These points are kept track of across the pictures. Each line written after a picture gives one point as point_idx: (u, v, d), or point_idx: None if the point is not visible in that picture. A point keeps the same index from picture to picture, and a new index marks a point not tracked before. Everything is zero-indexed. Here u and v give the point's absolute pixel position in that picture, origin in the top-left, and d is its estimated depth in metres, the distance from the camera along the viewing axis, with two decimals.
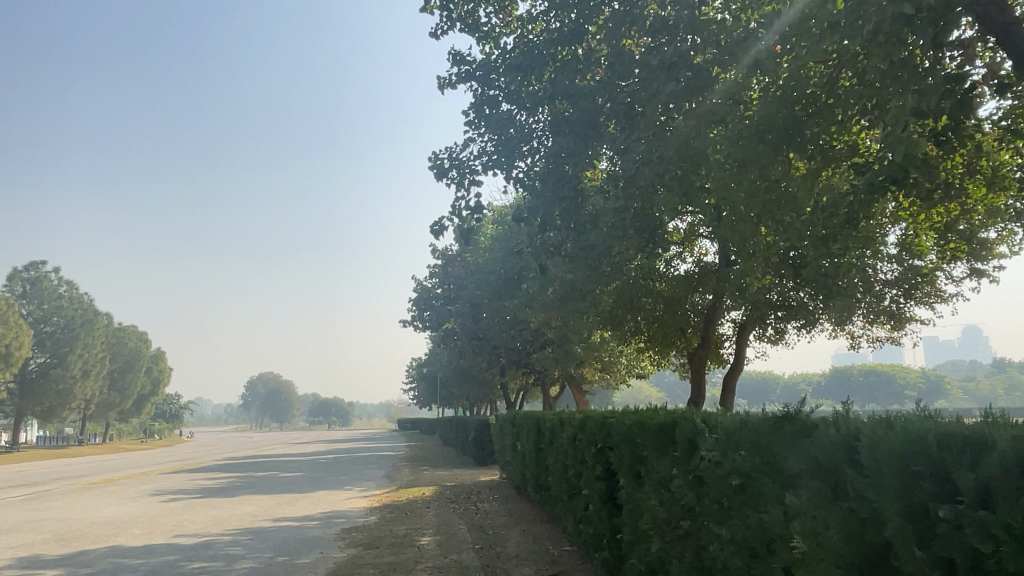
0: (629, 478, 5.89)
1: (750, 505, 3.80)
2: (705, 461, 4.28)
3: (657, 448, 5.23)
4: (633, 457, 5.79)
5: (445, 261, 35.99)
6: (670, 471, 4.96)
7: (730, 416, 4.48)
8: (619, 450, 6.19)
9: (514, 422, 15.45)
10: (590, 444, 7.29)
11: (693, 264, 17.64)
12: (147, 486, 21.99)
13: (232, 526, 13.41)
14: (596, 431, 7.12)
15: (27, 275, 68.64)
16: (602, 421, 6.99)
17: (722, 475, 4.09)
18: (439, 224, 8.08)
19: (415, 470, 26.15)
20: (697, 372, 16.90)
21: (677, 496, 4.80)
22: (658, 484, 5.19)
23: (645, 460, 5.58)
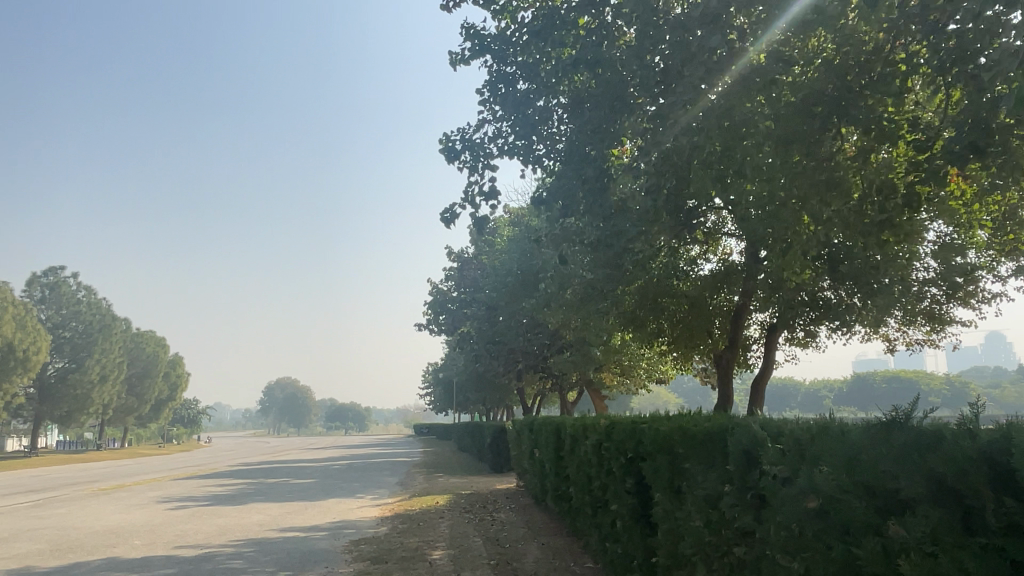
0: (665, 493, 5.21)
1: (833, 535, 3.28)
2: (770, 477, 3.72)
3: (698, 459, 4.61)
4: (669, 470, 5.14)
5: (461, 264, 35.43)
6: (718, 487, 4.32)
7: (796, 422, 3.91)
8: (652, 461, 5.51)
9: (532, 429, 14.77)
10: (619, 453, 6.57)
11: (718, 264, 16.89)
12: (154, 493, 21.49)
13: (235, 537, 12.80)
14: (625, 439, 6.40)
15: (46, 280, 68.91)
16: (632, 428, 6.30)
17: (793, 496, 3.54)
18: (451, 211, 7.36)
19: (430, 477, 25.54)
20: (724, 377, 16.09)
21: (729, 518, 4.19)
22: (701, 502, 4.55)
23: (685, 473, 4.93)
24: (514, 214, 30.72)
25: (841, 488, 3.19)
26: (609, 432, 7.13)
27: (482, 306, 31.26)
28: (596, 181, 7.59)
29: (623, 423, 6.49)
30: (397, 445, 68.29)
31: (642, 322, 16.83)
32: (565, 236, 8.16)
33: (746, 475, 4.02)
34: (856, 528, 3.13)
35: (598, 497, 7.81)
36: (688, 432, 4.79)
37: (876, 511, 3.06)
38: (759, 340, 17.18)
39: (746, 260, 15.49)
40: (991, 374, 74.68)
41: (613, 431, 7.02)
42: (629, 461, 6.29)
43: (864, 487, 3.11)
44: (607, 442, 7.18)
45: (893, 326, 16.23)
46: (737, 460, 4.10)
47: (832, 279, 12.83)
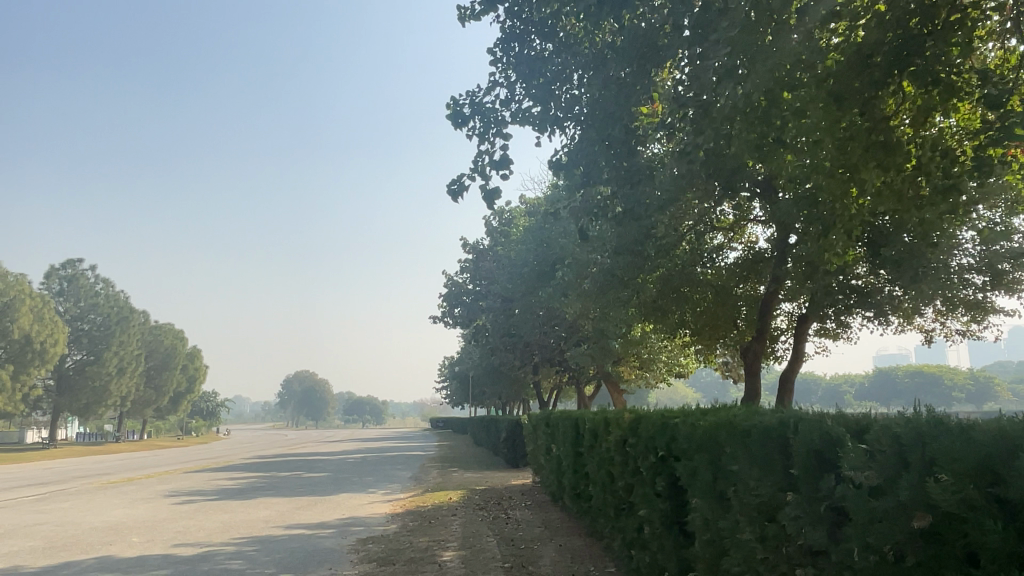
0: (705, 500, 4.68)
1: (952, 569, 2.97)
2: (857, 486, 3.36)
3: (747, 460, 4.19)
4: (707, 471, 4.69)
5: (476, 255, 34.79)
6: (775, 495, 3.95)
7: (880, 418, 3.54)
8: (688, 463, 4.96)
9: (548, 424, 14.09)
10: (648, 452, 5.87)
11: (743, 251, 16.10)
12: (162, 486, 21.04)
13: (238, 534, 12.23)
14: (655, 436, 5.72)
15: (64, 273, 69.29)
16: (664, 420, 5.74)
17: (889, 511, 3.20)
18: (458, 182, 6.68)
19: (443, 472, 24.93)
20: (751, 370, 15.32)
21: (793, 534, 3.79)
22: (750, 507, 4.16)
23: (730, 479, 4.42)
24: (531, 204, 30.02)
25: (968, 504, 2.85)
26: (636, 425, 6.50)
27: (498, 297, 30.60)
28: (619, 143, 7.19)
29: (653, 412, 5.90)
30: (412, 439, 67.87)
31: (665, 312, 16.08)
32: (587, 208, 7.74)
33: (818, 486, 3.63)
34: (987, 557, 2.81)
35: (621, 499, 7.13)
36: (734, 428, 4.36)
37: (1018, 537, 2.73)
38: (788, 331, 16.40)
39: (775, 246, 14.68)
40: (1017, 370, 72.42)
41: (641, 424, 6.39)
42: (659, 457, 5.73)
43: (1002, 505, 2.80)
44: (634, 437, 6.52)
45: (929, 315, 15.37)
46: (803, 465, 3.73)
47: (872, 264, 11.99)
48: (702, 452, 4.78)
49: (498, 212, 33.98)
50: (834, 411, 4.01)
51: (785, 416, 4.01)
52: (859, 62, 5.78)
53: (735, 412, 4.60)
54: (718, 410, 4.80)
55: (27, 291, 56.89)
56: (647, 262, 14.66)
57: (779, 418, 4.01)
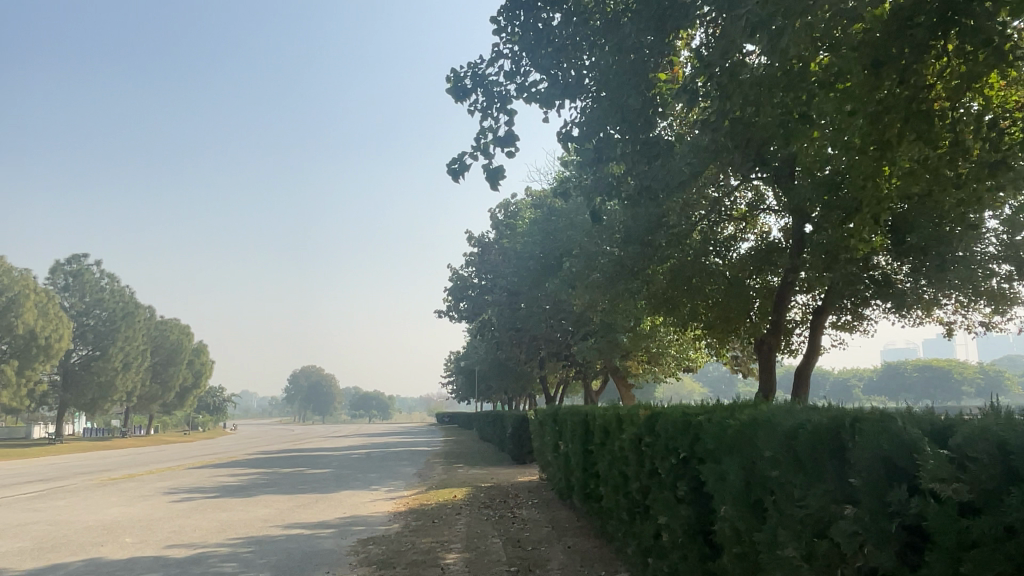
0: (737, 507, 4.50)
1: None
2: (937, 504, 3.00)
3: (793, 467, 3.89)
4: (740, 477, 4.48)
5: (481, 248, 34.33)
6: (826, 507, 3.64)
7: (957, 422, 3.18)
8: (717, 466, 4.82)
9: (556, 420, 13.63)
10: (668, 454, 5.72)
11: (756, 242, 15.54)
12: (162, 483, 20.68)
13: (235, 534, 11.83)
14: (676, 436, 5.57)
15: (69, 268, 69.20)
16: (691, 421, 5.46)
17: (978, 532, 2.86)
18: (460, 159, 6.19)
19: (449, 468, 24.53)
20: (765, 364, 14.84)
21: (851, 554, 3.48)
22: (796, 517, 3.87)
23: (772, 487, 4.16)
24: (536, 196, 29.54)
25: None
26: (655, 425, 6.19)
27: (504, 291, 30.14)
28: (634, 113, 7.16)
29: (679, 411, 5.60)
30: (418, 435, 67.42)
31: (676, 305, 15.58)
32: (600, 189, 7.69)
33: (884, 501, 3.29)
34: None
35: (635, 500, 6.83)
36: (779, 429, 4.06)
37: None
38: (803, 324, 15.89)
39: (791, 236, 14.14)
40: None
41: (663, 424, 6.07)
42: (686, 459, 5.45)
43: None
44: (648, 438, 6.34)
45: (950, 307, 14.85)
46: (862, 472, 3.40)
47: (894, 253, 11.44)
48: (741, 455, 4.49)
49: (503, 204, 33.47)
50: (892, 410, 3.66)
51: (839, 415, 3.71)
52: (898, 27, 5.39)
53: (777, 412, 4.31)
54: (757, 408, 4.50)
55: (32, 287, 56.52)
56: (658, 252, 14.25)
57: (831, 418, 3.71)
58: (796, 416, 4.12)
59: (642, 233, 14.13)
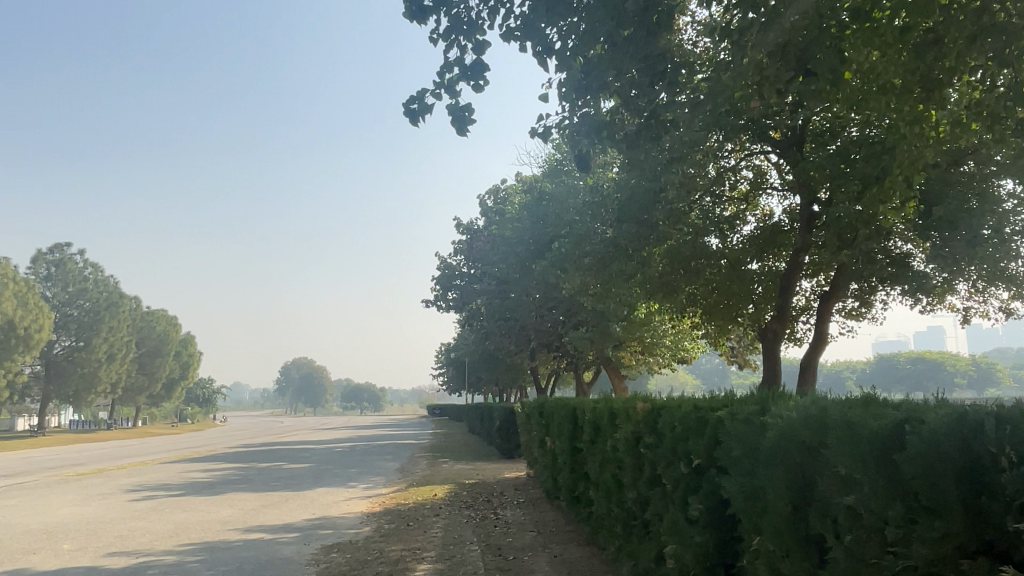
0: (787, 539, 3.67)
1: None
2: None
3: (890, 491, 3.03)
4: (790, 501, 3.65)
5: (470, 236, 33.22)
6: (944, 553, 2.81)
7: None
8: (749, 482, 3.98)
9: (543, 413, 12.58)
10: (677, 459, 4.87)
11: (757, 224, 14.45)
12: (128, 480, 19.45)
13: (187, 540, 10.73)
14: (689, 436, 4.72)
15: (51, 258, 67.48)
16: (709, 419, 4.54)
17: None
18: (420, 92, 5.16)
19: (433, 463, 23.40)
20: (769, 352, 13.83)
21: None
22: (890, 568, 3.02)
23: (840, 518, 3.32)
24: (527, 181, 28.48)
25: None
26: (658, 426, 5.26)
27: (493, 279, 29.11)
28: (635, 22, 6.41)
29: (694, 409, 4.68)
30: (407, 426, 66.39)
31: (674, 289, 14.48)
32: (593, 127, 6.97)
33: None
34: None
35: (629, 512, 5.91)
36: (860, 438, 3.18)
37: None
38: (807, 311, 14.88)
39: (800, 215, 13.09)
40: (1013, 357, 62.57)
41: (668, 423, 5.13)
42: (704, 468, 4.54)
43: None
44: (646, 437, 5.44)
45: (964, 292, 13.89)
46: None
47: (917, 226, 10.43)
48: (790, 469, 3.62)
49: (493, 190, 32.39)
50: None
51: (962, 414, 2.87)
52: None
53: (844, 413, 3.43)
54: (812, 407, 3.61)
55: (10, 276, 55.02)
56: (655, 232, 13.20)
57: (953, 421, 2.85)
58: (880, 414, 3.26)
59: (638, 211, 13.15)
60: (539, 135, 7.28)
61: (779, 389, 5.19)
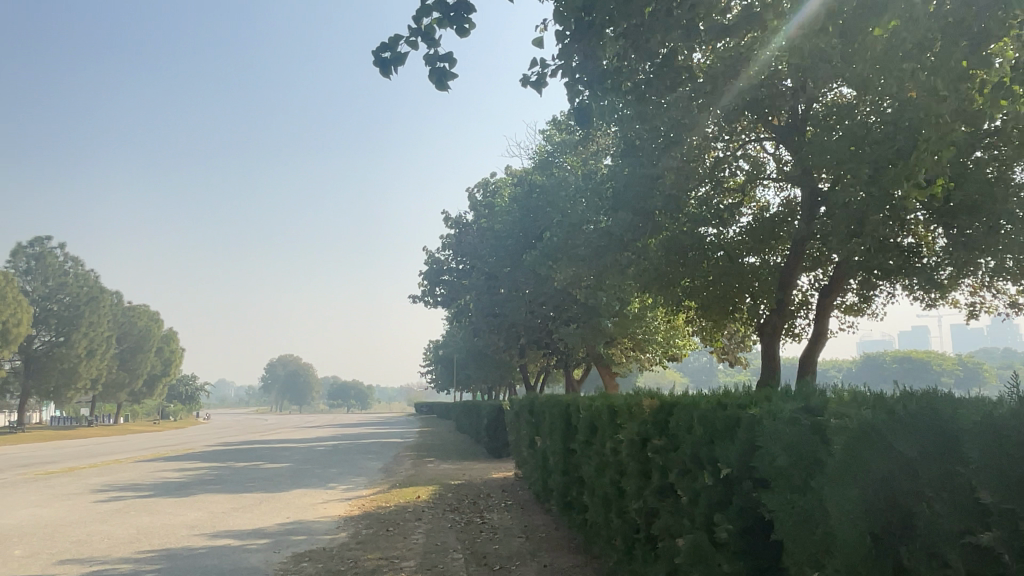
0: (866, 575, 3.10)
1: None
2: None
3: None
4: (870, 524, 3.08)
5: (458, 229, 32.53)
6: None
7: None
8: (806, 499, 3.41)
9: (533, 411, 11.94)
10: (705, 464, 4.29)
11: (754, 214, 13.86)
12: (97, 479, 18.57)
13: (148, 546, 9.97)
14: (722, 440, 4.15)
15: (31, 251, 66.01)
16: (746, 419, 3.97)
17: None
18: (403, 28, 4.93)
19: (418, 462, 22.70)
20: (769, 346, 13.26)
21: None
22: None
23: (951, 554, 2.77)
24: (517, 173, 27.88)
25: None
26: (675, 428, 4.72)
27: (482, 274, 28.42)
28: None
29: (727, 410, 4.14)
30: (394, 424, 65.58)
31: (670, 282, 13.82)
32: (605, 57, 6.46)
33: None
34: None
35: (633, 525, 5.35)
36: (999, 447, 2.62)
37: None
38: (807, 306, 14.30)
39: (804, 203, 12.51)
40: (999, 356, 59.64)
41: (690, 424, 4.58)
42: (738, 479, 4.02)
43: None
44: (663, 438, 4.87)
45: (969, 287, 13.37)
46: None
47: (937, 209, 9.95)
48: (864, 486, 3.10)
49: (482, 183, 31.76)
50: None
51: None
52: None
53: (950, 418, 2.89)
54: (893, 411, 3.06)
55: None
56: (651, 221, 12.57)
57: None
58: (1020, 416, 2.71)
59: (634, 199, 12.50)
60: (530, 84, 6.61)
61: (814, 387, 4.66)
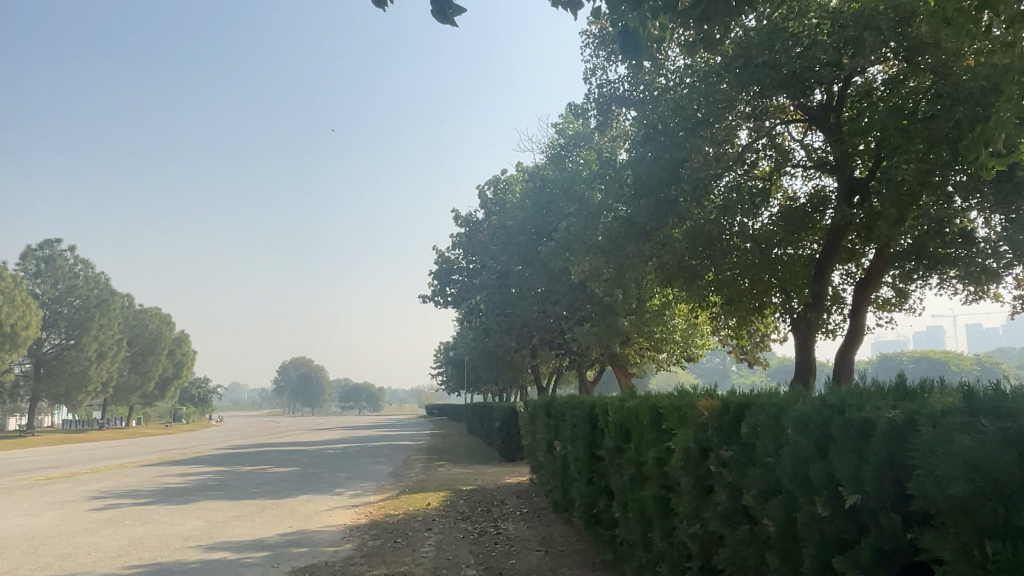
0: None
1: None
2: None
3: None
4: None
5: (469, 227, 31.74)
6: None
7: None
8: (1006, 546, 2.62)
9: (551, 413, 11.12)
10: (819, 490, 3.48)
11: (782, 204, 12.94)
12: (95, 485, 17.82)
13: (137, 560, 9.20)
14: (843, 455, 3.36)
15: (41, 254, 65.43)
16: (881, 427, 3.17)
17: None
18: None
19: (428, 466, 21.91)
20: (802, 342, 12.39)
21: None
22: None
23: None
24: (529, 169, 27.08)
25: None
26: (760, 436, 3.94)
27: (493, 273, 27.61)
28: None
29: (849, 415, 3.34)
30: (404, 427, 64.87)
31: (695, 274, 12.84)
32: None
33: None
34: None
35: (707, 555, 4.56)
36: None
37: None
38: (840, 301, 13.39)
39: (841, 187, 11.63)
40: (1019, 356, 58.04)
41: (784, 430, 3.80)
42: (872, 512, 3.24)
43: None
44: (750, 453, 4.09)
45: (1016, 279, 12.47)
46: None
47: (1002, 191, 9.11)
48: None
49: (493, 180, 30.98)
50: None
51: None
52: None
53: None
54: None
55: None
56: (676, 207, 11.70)
57: None
58: None
59: (658, 184, 11.69)
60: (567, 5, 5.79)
61: (928, 385, 3.88)
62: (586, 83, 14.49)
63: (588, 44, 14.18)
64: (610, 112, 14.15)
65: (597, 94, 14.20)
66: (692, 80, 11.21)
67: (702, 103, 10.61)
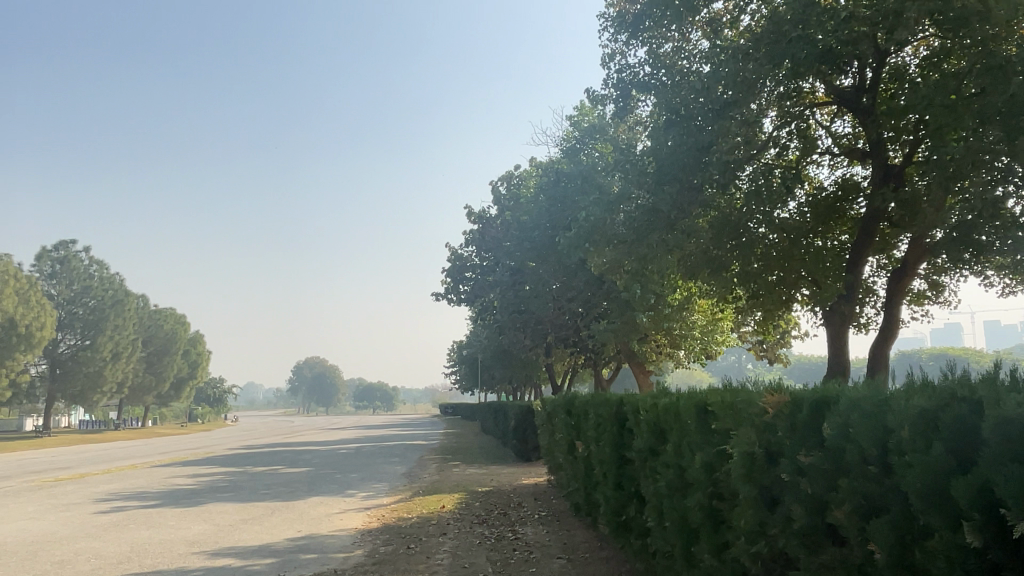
0: None
1: None
2: None
3: None
4: None
5: (482, 224, 31.21)
6: None
7: None
8: None
9: (572, 411, 10.60)
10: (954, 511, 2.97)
11: (808, 193, 12.36)
12: (103, 487, 17.43)
13: (136, 567, 8.76)
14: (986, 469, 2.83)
15: (57, 254, 65.41)
16: None
17: None
18: None
19: (442, 466, 21.42)
20: (835, 336, 11.76)
21: None
22: None
23: None
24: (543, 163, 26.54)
25: None
26: (855, 438, 3.44)
27: (507, 269, 27.08)
28: None
29: (999, 418, 2.80)
30: (419, 425, 64.48)
31: (720, 266, 12.24)
32: None
33: None
34: None
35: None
36: None
37: None
38: (872, 293, 12.76)
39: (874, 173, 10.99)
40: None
41: (892, 433, 3.29)
42: None
43: None
44: (844, 464, 3.55)
45: None
46: None
47: None
48: None
49: (507, 175, 30.43)
50: None
51: None
52: None
53: None
54: None
55: (12, 273, 53.55)
56: (701, 193, 11.14)
57: None
58: None
59: (682, 169, 11.14)
60: None
61: None
62: (604, 68, 13.93)
63: (606, 28, 13.62)
64: (630, 99, 13.56)
65: (616, 79, 13.62)
66: (716, 60, 10.71)
67: (730, 82, 10.09)
